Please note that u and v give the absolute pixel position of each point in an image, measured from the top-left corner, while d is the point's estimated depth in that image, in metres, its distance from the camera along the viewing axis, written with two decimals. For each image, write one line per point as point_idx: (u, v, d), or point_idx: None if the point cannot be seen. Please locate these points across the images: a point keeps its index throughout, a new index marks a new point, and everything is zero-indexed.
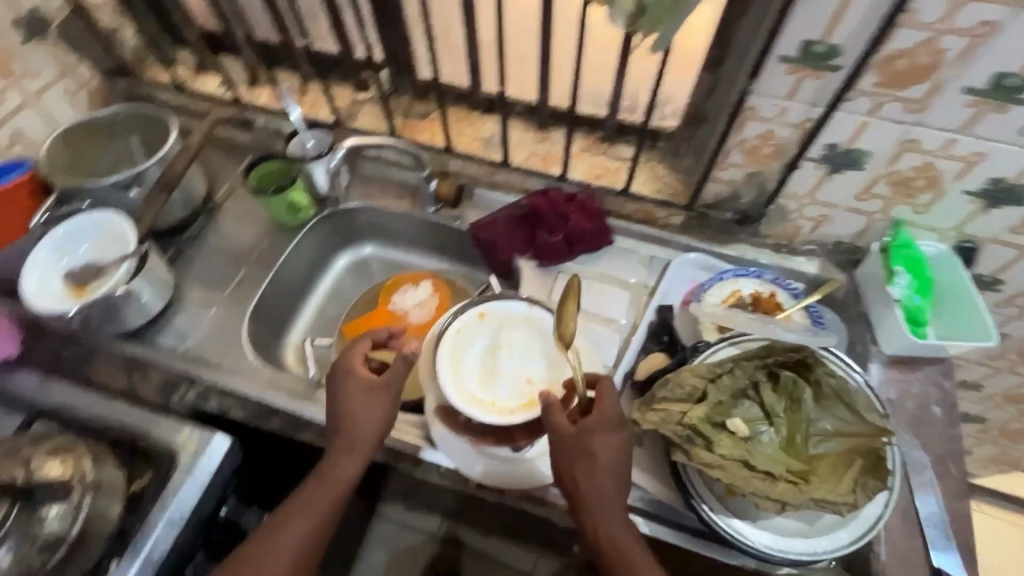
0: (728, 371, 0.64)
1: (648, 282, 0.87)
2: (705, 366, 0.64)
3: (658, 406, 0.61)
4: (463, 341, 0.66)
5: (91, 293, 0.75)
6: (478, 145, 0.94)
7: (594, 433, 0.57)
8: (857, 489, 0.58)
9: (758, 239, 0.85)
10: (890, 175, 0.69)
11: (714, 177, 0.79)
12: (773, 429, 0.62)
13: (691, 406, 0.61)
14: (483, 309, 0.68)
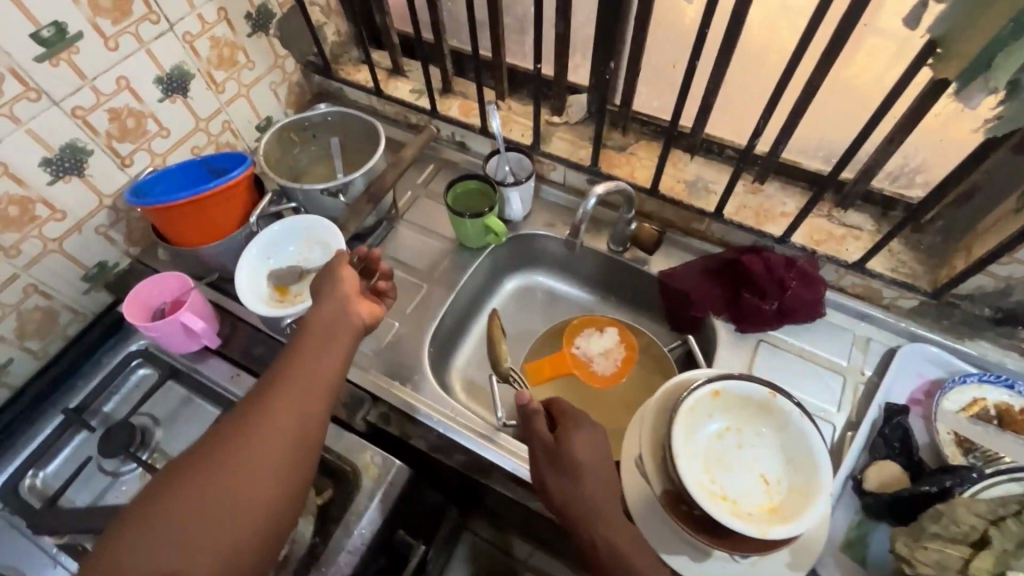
0: (1015, 515, 0.53)
1: (866, 370, 0.77)
2: (985, 504, 0.55)
3: (929, 544, 0.54)
4: (694, 419, 0.59)
5: (294, 299, 0.76)
6: (682, 187, 0.85)
7: (567, 433, 0.60)
8: None
9: (1011, 342, 0.74)
10: None
11: (984, 270, 0.68)
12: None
13: (971, 552, 0.52)
14: (718, 384, 0.60)
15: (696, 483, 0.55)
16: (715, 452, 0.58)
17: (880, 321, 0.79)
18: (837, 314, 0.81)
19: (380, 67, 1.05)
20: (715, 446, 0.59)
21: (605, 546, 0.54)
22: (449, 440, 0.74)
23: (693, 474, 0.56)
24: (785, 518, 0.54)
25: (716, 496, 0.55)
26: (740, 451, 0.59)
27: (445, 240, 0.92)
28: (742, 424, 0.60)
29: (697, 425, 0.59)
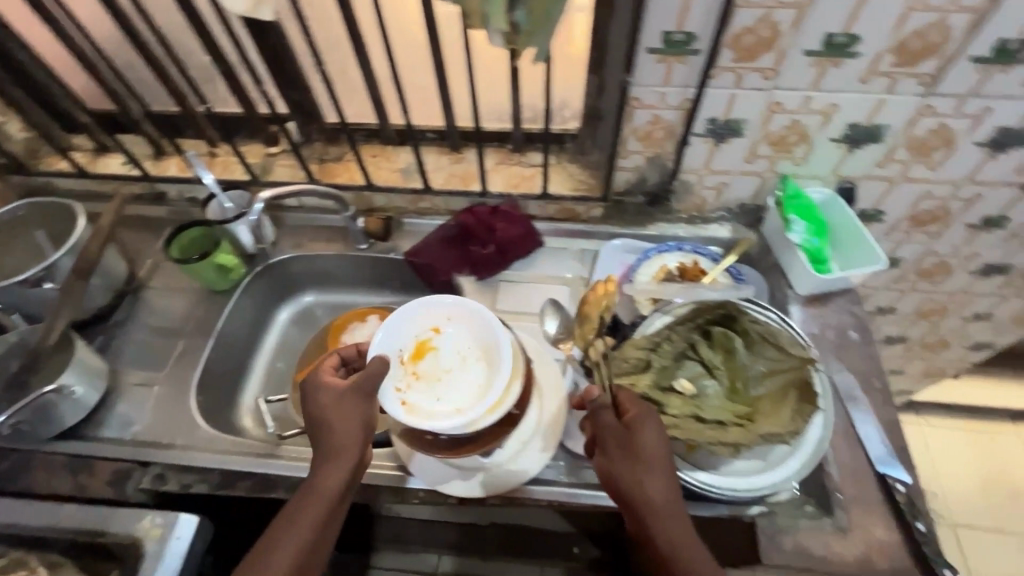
0: (665, 338, 0.69)
1: (584, 275, 0.92)
2: (644, 337, 0.69)
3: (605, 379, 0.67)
4: (412, 347, 0.74)
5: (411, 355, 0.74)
6: (398, 176, 0.96)
7: (637, 427, 0.59)
8: (797, 417, 0.63)
9: (672, 215, 0.92)
10: (767, 136, 0.77)
11: (620, 166, 0.85)
12: (717, 382, 0.68)
13: (638, 377, 0.67)
14: (434, 310, 0.76)
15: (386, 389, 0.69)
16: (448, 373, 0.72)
17: (586, 233, 0.95)
18: (554, 239, 0.95)
19: (85, 150, 1.02)
20: (423, 364, 0.72)
21: (667, 543, 0.55)
22: (230, 473, 0.74)
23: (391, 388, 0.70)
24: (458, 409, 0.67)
25: (403, 398, 0.69)
26: (447, 368, 0.72)
27: (196, 291, 0.92)
28: (456, 346, 0.74)
29: (418, 351, 0.74)
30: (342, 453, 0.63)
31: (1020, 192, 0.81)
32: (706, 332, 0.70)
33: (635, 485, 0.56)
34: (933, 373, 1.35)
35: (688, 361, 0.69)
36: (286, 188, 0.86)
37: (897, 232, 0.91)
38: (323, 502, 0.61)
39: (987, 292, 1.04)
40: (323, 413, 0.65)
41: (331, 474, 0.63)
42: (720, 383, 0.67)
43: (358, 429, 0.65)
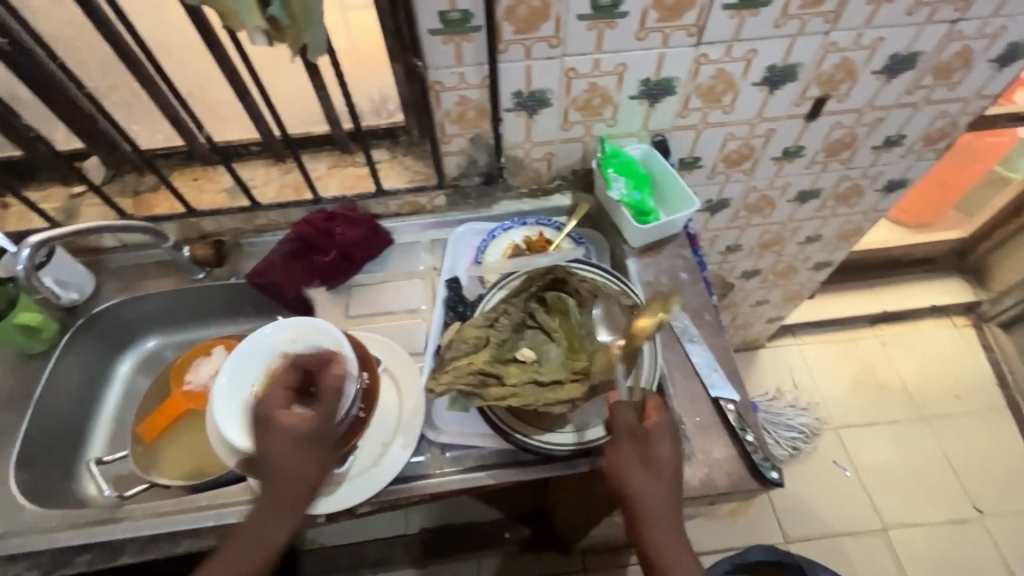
0: (502, 313, 0.70)
1: (438, 265, 0.91)
2: (481, 316, 0.69)
3: (448, 366, 0.67)
4: (263, 376, 0.66)
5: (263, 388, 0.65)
6: (224, 196, 0.90)
7: (654, 436, 0.62)
8: (625, 363, 0.68)
9: (513, 192, 0.94)
10: (573, 103, 0.80)
11: (446, 152, 0.85)
12: (557, 345, 0.69)
13: (477, 354, 0.67)
14: (282, 331, 0.68)
15: (233, 425, 0.62)
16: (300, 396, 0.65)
17: (435, 223, 0.94)
18: (403, 234, 0.94)
19: None
20: (276, 394, 0.65)
21: (654, 549, 0.61)
22: (65, 550, 0.67)
23: (239, 423, 0.62)
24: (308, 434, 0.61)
25: (256, 430, 0.62)
26: (300, 391, 0.66)
27: (7, 360, 0.82)
28: (307, 366, 0.67)
29: (270, 380, 0.66)
30: (295, 498, 0.60)
31: (805, 123, 0.90)
32: (543, 300, 0.71)
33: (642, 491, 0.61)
34: (793, 296, 1.49)
35: (529, 330, 0.71)
36: (78, 227, 0.76)
37: (718, 174, 0.98)
38: (272, 541, 0.60)
39: (810, 216, 1.15)
40: (267, 456, 0.59)
41: (275, 521, 0.60)
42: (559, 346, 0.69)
43: (298, 469, 0.60)
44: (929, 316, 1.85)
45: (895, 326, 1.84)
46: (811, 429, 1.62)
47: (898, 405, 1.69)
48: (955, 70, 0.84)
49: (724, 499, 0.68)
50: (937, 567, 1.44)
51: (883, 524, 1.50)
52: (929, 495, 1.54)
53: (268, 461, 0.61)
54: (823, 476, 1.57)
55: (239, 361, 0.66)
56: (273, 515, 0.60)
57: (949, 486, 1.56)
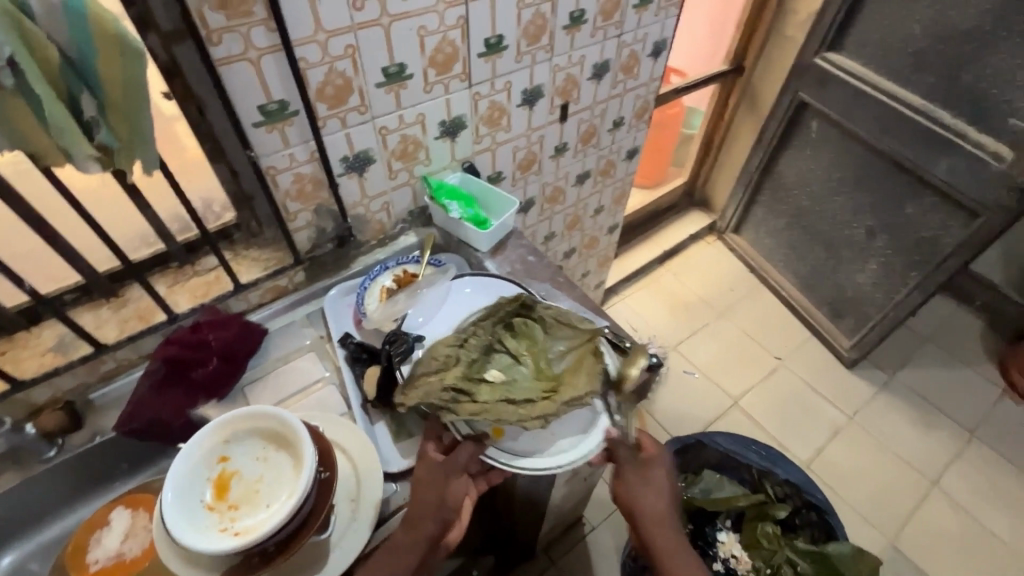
0: (471, 335, 0.81)
1: (323, 333, 0.95)
2: (451, 339, 0.81)
3: (419, 384, 0.76)
4: (212, 488, 0.63)
5: (218, 496, 0.63)
6: (55, 355, 0.81)
7: (650, 465, 0.80)
8: (591, 379, 0.76)
9: (364, 245, 1.03)
10: (392, 153, 0.94)
11: (295, 228, 0.91)
12: (525, 365, 0.80)
13: (448, 373, 0.77)
14: (213, 434, 0.66)
15: (202, 538, 0.58)
16: (262, 485, 0.64)
17: (302, 300, 0.98)
18: (276, 320, 0.96)
19: None
20: (234, 495, 0.63)
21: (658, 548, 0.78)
22: None
23: (207, 536, 0.59)
24: (282, 511, 0.60)
25: (230, 532, 0.60)
26: (257, 479, 0.64)
27: None
28: (255, 454, 0.66)
29: (220, 488, 0.63)
30: (421, 516, 0.69)
31: (561, 124, 1.19)
32: (513, 324, 0.83)
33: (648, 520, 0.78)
34: (604, 261, 1.84)
35: (507, 350, 0.81)
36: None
37: (518, 180, 1.22)
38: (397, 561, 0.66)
39: (591, 193, 1.48)
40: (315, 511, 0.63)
41: (407, 536, 0.68)
42: (528, 367, 0.79)
43: (439, 501, 0.70)
44: (692, 244, 2.45)
45: (675, 259, 2.40)
46: (659, 355, 1.99)
47: (702, 312, 2.19)
48: (633, 66, 1.21)
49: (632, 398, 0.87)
50: (776, 410, 1.90)
51: (733, 399, 1.92)
52: (749, 363, 2.03)
53: (252, 558, 0.59)
54: (683, 385, 1.95)
55: (181, 478, 0.62)
56: (409, 527, 0.69)
57: (757, 351, 2.07)
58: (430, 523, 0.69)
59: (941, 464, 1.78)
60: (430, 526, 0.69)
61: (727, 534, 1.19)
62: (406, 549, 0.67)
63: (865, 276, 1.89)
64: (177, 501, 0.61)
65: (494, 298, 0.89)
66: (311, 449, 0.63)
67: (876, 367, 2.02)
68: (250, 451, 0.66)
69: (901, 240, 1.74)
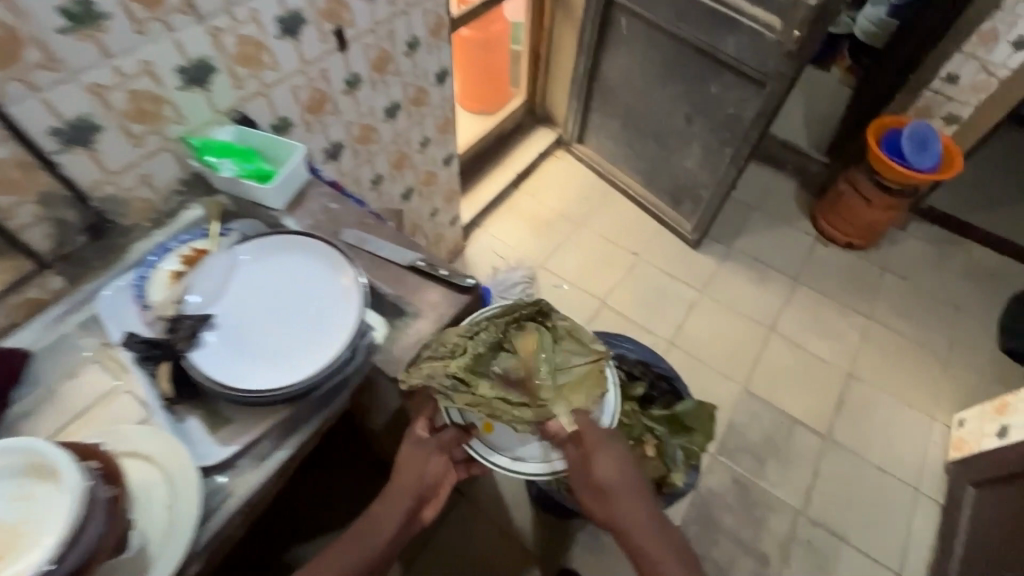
0: (481, 328, 0.87)
1: (107, 338, 0.80)
2: (465, 327, 0.85)
3: (423, 365, 0.80)
4: None
5: None
6: None
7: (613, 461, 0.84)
8: (587, 400, 0.87)
9: (135, 229, 0.89)
10: (124, 115, 0.79)
11: (19, 225, 0.76)
12: (527, 369, 0.88)
13: (452, 359, 0.83)
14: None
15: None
16: (25, 522, 0.54)
17: (68, 308, 0.81)
18: (37, 339, 0.79)
19: None
20: None
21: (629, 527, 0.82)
22: None
23: None
24: (50, 540, 0.52)
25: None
26: (17, 524, 0.55)
27: None
28: (11, 496, 0.56)
29: None
30: (403, 492, 0.91)
31: (343, 54, 1.08)
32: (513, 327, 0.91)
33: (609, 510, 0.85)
34: (451, 195, 1.80)
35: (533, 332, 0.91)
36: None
37: (313, 124, 1.11)
38: (382, 528, 0.86)
39: (409, 125, 1.40)
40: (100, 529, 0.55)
41: (389, 509, 0.88)
42: (526, 368, 0.88)
43: (418, 478, 0.93)
44: (544, 161, 2.47)
45: (530, 179, 2.41)
46: (528, 276, 2.05)
47: (562, 225, 2.26)
48: None
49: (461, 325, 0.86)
50: (639, 301, 2.06)
51: (601, 301, 2.05)
52: (610, 265, 2.15)
53: None
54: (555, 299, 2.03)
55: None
56: (391, 502, 0.89)
57: (616, 251, 2.19)
58: (406, 496, 0.90)
59: (774, 313, 2.05)
60: (406, 497, 0.90)
61: None
62: (387, 519, 0.87)
63: (691, 161, 2.04)
64: None
65: (283, 253, 0.79)
66: (73, 472, 0.55)
67: (717, 242, 2.24)
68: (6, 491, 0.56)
69: (711, 121, 1.89)
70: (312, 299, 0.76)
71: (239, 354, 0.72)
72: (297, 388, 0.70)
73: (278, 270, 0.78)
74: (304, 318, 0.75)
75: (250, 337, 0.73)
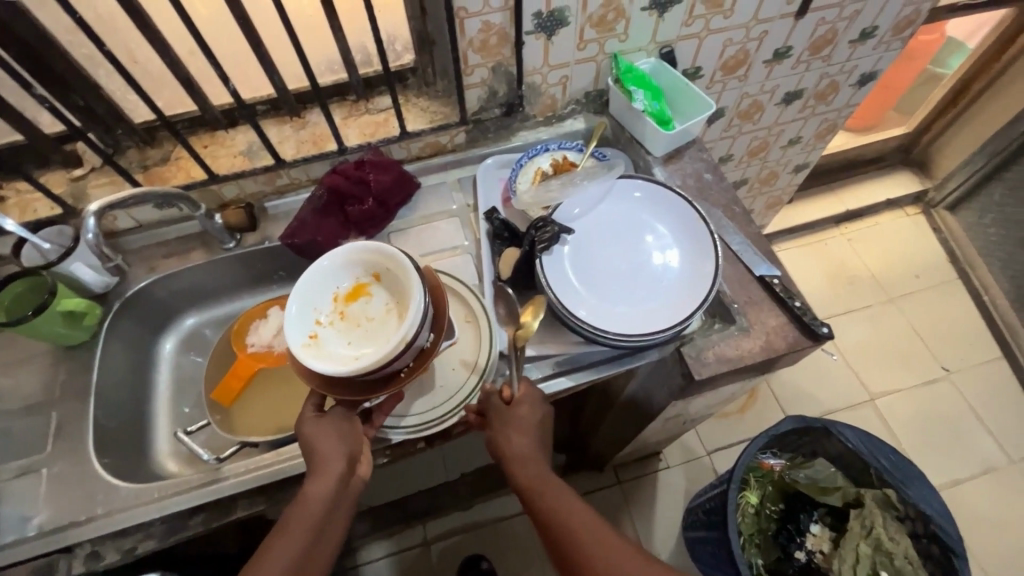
0: (901, 536, 0.99)
1: (470, 202, 0.93)
2: (894, 527, 1.00)
3: (812, 449, 1.12)
4: (350, 288, 0.70)
5: (350, 307, 0.69)
6: (242, 159, 0.88)
7: (518, 405, 0.69)
8: None
9: (532, 121, 0.96)
10: (589, 19, 0.82)
11: (467, 84, 0.86)
12: (872, 554, 0.99)
13: (840, 484, 1.07)
14: (377, 254, 0.69)
15: (300, 311, 0.68)
16: (358, 328, 0.68)
17: (461, 163, 0.96)
18: (428, 177, 0.95)
19: None
20: (352, 310, 0.69)
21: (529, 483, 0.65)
22: (181, 512, 0.68)
23: (306, 326, 0.67)
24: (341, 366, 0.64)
25: (313, 329, 0.68)
26: (370, 318, 0.68)
27: (51, 353, 0.79)
28: (388, 301, 0.69)
29: (352, 294, 0.70)
30: (323, 467, 0.63)
31: (794, 21, 0.95)
32: None
33: (511, 455, 0.66)
34: (774, 203, 1.60)
35: (896, 535, 0.99)
36: (116, 196, 0.72)
37: (716, 83, 1.04)
38: (305, 523, 0.59)
39: (793, 118, 1.23)
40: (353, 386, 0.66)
41: (320, 485, 0.62)
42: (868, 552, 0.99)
43: (341, 447, 0.65)
44: (886, 210, 2.04)
45: (856, 222, 2.02)
46: None
47: (868, 289, 1.87)
48: None
49: (779, 361, 0.75)
50: (920, 424, 1.64)
51: (870, 396, 1.69)
52: (905, 363, 1.74)
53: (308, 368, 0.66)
54: (816, 362, 1.74)
55: (334, 262, 0.70)
56: (315, 475, 0.62)
57: (922, 353, 1.76)
58: (340, 457, 0.64)
59: None
60: (334, 465, 0.63)
61: (820, 527, 1.07)
62: (320, 497, 0.61)
63: None
64: (323, 272, 0.70)
65: (656, 214, 0.79)
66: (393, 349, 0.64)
67: None
68: (388, 297, 0.69)
69: None
70: (658, 270, 0.75)
71: (587, 290, 0.74)
72: (634, 342, 0.71)
73: (640, 224, 0.78)
74: (651, 276, 0.75)
75: (599, 276, 0.75)
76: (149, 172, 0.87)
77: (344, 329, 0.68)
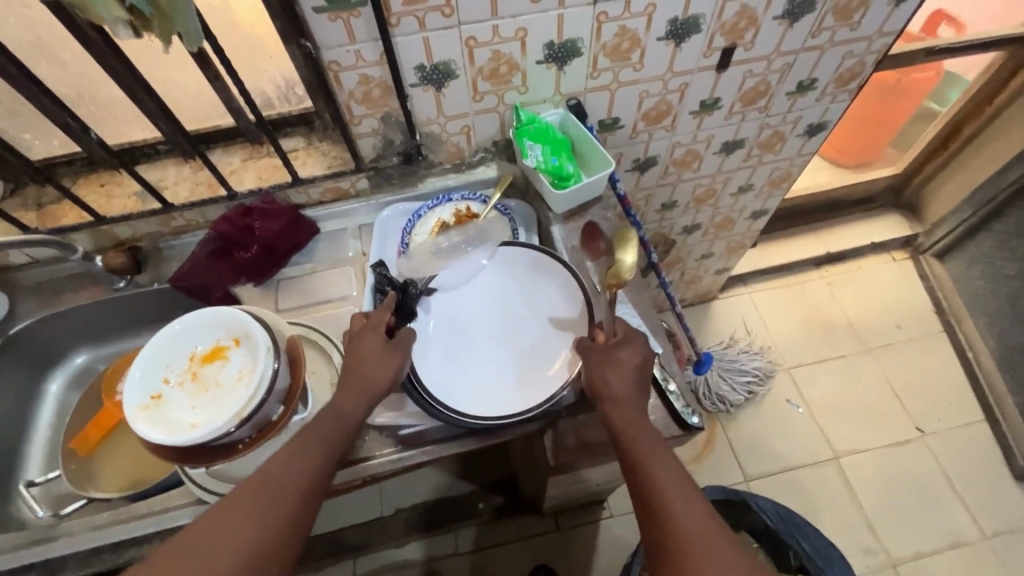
0: None
1: (366, 250, 0.91)
2: None
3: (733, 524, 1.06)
4: (208, 348, 0.66)
5: (201, 370, 0.65)
6: (134, 200, 0.87)
7: (622, 346, 0.68)
8: None
9: (439, 168, 0.93)
10: (479, 72, 0.78)
11: (359, 133, 0.84)
12: None
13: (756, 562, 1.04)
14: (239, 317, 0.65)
15: (148, 369, 0.64)
16: (205, 393, 0.63)
17: (363, 209, 0.93)
18: (329, 223, 0.93)
19: None
20: (204, 373, 0.64)
21: (625, 422, 0.63)
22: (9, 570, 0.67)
23: (151, 386, 0.63)
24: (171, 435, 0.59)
25: (157, 389, 0.63)
26: (219, 383, 0.64)
27: None
28: (242, 367, 0.64)
29: (209, 356, 0.65)
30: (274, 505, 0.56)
31: (716, 74, 0.90)
32: None
33: (609, 393, 0.65)
34: (736, 247, 1.53)
35: None
36: None
37: (640, 133, 0.99)
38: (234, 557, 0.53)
39: (737, 166, 1.17)
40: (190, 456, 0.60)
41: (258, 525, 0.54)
42: None
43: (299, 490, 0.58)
44: (871, 253, 1.93)
45: (838, 265, 1.92)
46: (764, 371, 1.67)
47: (843, 338, 1.78)
48: (854, 11, 0.85)
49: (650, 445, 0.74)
50: (886, 488, 1.54)
51: (834, 453, 1.59)
52: (876, 422, 1.63)
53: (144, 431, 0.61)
54: (779, 414, 1.65)
55: (195, 321, 0.66)
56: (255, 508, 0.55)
57: (896, 412, 1.65)
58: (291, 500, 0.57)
59: None
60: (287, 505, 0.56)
61: None
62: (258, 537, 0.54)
63: None
64: (183, 330, 0.66)
65: (530, 286, 0.79)
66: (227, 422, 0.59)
67: None
68: (242, 362, 0.64)
69: None
70: (525, 344, 0.76)
71: (452, 364, 0.75)
72: (492, 422, 0.70)
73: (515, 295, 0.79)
74: (519, 352, 0.75)
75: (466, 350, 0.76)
76: (42, 210, 0.87)
77: (190, 393, 0.63)
